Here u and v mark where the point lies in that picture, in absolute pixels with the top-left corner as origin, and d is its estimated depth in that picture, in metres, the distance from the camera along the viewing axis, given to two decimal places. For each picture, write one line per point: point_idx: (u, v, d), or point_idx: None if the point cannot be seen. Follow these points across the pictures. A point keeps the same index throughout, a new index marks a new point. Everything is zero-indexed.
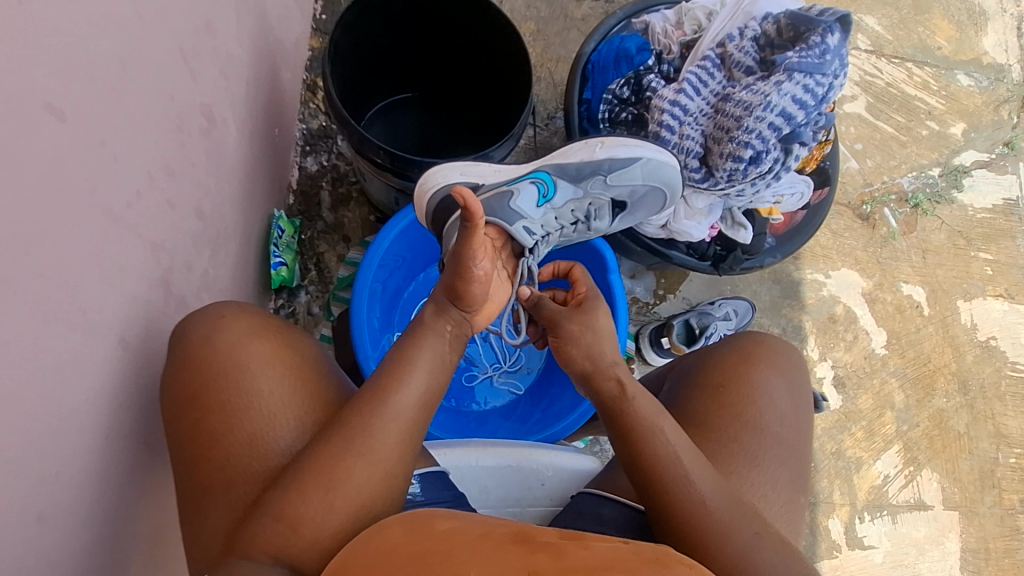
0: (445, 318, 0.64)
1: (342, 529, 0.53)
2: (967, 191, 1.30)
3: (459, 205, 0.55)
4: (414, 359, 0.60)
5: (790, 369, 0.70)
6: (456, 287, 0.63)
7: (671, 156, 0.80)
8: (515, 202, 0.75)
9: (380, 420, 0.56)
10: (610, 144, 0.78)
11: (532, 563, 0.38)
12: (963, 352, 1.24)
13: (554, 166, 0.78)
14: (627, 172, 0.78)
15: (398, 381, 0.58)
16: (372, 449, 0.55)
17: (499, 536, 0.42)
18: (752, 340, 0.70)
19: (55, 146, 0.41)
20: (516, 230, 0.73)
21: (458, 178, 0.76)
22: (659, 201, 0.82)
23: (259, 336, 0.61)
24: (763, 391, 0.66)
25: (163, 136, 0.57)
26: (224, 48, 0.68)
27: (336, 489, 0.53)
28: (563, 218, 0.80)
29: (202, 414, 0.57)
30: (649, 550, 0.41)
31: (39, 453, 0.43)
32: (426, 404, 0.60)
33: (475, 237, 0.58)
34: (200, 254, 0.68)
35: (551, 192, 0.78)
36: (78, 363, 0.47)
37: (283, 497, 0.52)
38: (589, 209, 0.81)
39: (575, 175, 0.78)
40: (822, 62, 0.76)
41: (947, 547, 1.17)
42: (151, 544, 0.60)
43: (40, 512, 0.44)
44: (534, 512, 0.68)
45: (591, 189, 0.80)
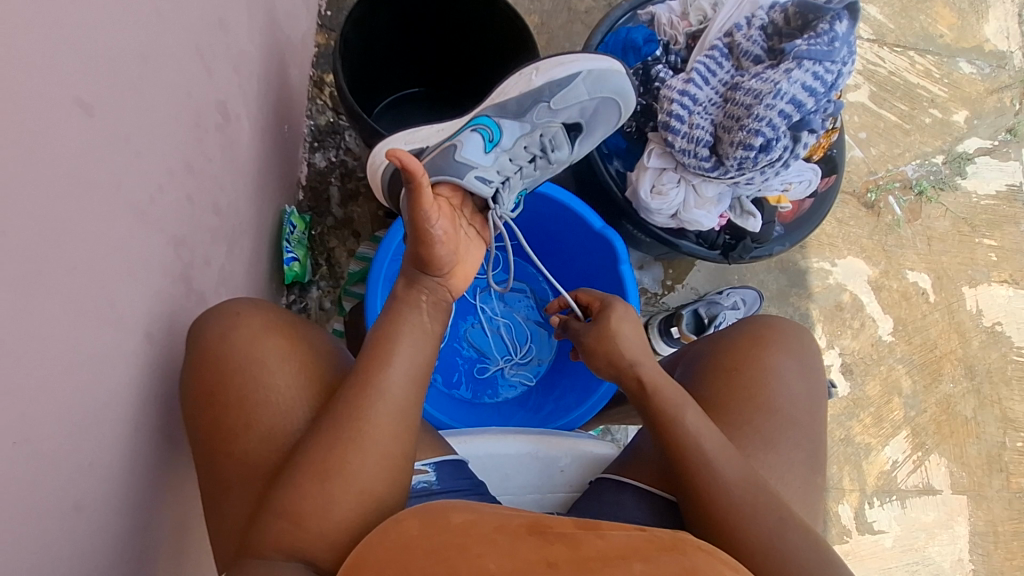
0: (418, 288, 0.64)
1: (347, 519, 0.52)
2: (970, 177, 1.30)
3: (396, 167, 0.54)
4: (395, 335, 0.60)
5: (802, 350, 0.70)
6: (420, 253, 0.62)
7: (614, 62, 0.78)
8: (462, 154, 0.72)
9: (369, 405, 0.55)
10: (545, 67, 0.76)
11: (549, 555, 0.39)
12: (970, 337, 1.25)
13: (492, 107, 0.76)
14: (570, 91, 0.77)
15: (379, 360, 0.58)
16: (365, 437, 0.54)
17: (514, 526, 0.42)
18: (761, 325, 0.71)
19: (82, 141, 0.42)
20: (470, 182, 0.71)
21: (406, 147, 0.77)
22: (613, 113, 0.82)
23: (275, 332, 0.60)
24: (775, 373, 0.67)
25: (181, 131, 0.57)
26: (237, 45, 0.68)
27: (332, 479, 0.52)
28: (519, 157, 0.77)
29: (220, 410, 0.56)
30: (665, 535, 0.41)
31: (73, 445, 0.44)
32: (414, 384, 0.58)
33: (423, 197, 0.57)
34: (217, 249, 0.69)
35: (497, 135, 0.76)
36: (108, 356, 0.48)
37: (287, 493, 0.52)
38: (543, 140, 0.79)
39: (518, 109, 0.77)
40: (831, 49, 0.77)
41: (956, 531, 1.18)
42: (177, 536, 0.61)
43: (76, 503, 0.45)
44: (553, 499, 0.69)
45: (538, 119, 0.78)
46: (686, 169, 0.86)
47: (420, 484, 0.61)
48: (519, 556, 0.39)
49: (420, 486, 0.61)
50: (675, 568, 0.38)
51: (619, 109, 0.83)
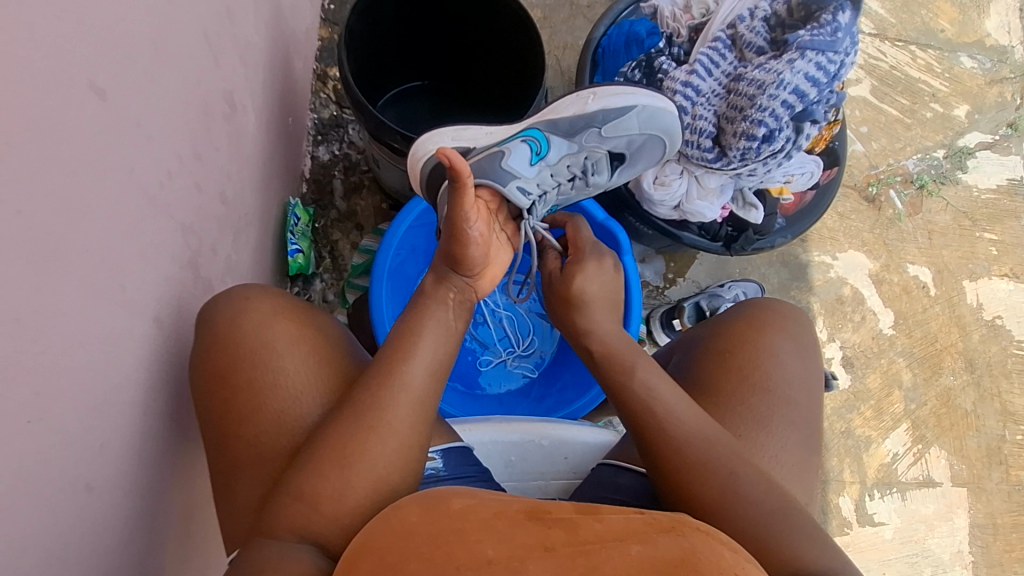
0: (448, 285, 0.64)
1: (361, 505, 0.52)
2: (971, 172, 1.31)
3: (444, 164, 0.56)
4: (420, 328, 0.60)
5: (798, 332, 0.71)
6: (453, 252, 0.63)
7: (667, 101, 0.78)
8: (508, 162, 0.72)
9: (389, 394, 0.56)
10: (603, 94, 0.76)
11: (546, 538, 0.41)
12: (970, 331, 1.26)
13: (546, 122, 0.75)
14: (623, 121, 0.76)
15: (404, 351, 0.58)
16: (384, 425, 0.54)
17: (513, 513, 0.44)
18: (757, 307, 0.72)
19: (95, 124, 0.42)
20: (510, 191, 0.71)
21: (451, 144, 0.76)
22: (658, 149, 0.80)
23: (284, 317, 0.60)
24: (769, 352, 0.68)
25: (191, 120, 0.58)
26: (243, 35, 0.69)
27: (349, 464, 0.53)
28: (559, 175, 0.76)
29: (231, 393, 0.57)
30: (664, 519, 0.43)
31: (87, 426, 0.44)
32: (435, 376, 0.59)
33: (464, 196, 0.58)
34: (223, 238, 0.69)
35: (544, 149, 0.75)
36: (120, 340, 0.48)
37: (302, 477, 0.52)
38: (586, 163, 0.78)
39: (569, 129, 0.76)
40: (834, 40, 0.77)
41: (956, 523, 1.19)
42: (185, 519, 0.61)
43: (88, 484, 0.45)
44: (554, 486, 0.70)
45: (586, 142, 0.77)
46: (689, 160, 0.86)
47: (429, 470, 0.61)
48: (518, 541, 0.40)
49: (428, 473, 0.61)
50: (672, 548, 0.39)
51: (665, 147, 0.82)
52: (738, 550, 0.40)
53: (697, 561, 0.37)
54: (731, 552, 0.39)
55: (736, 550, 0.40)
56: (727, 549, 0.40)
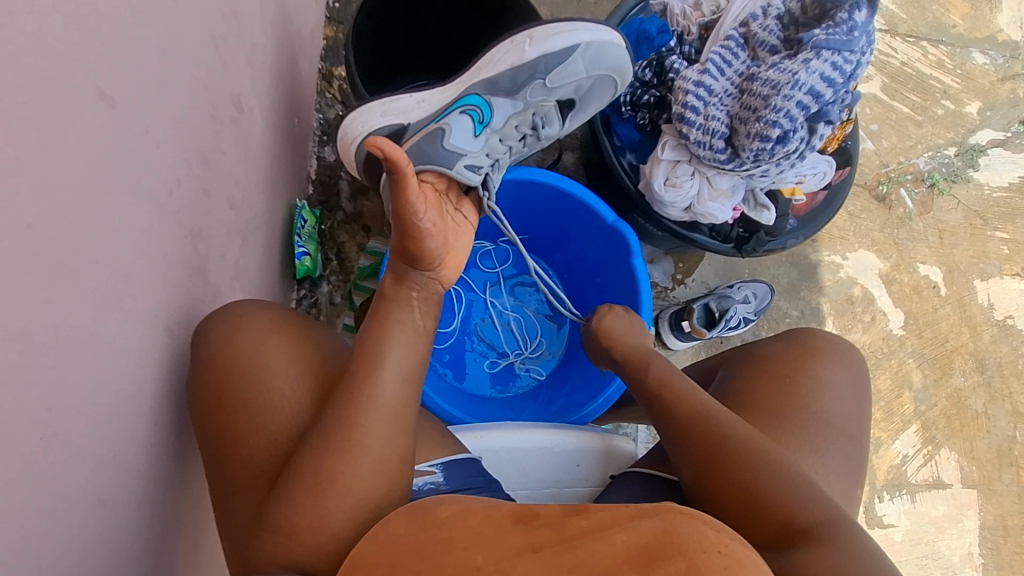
0: (408, 284, 0.64)
1: (342, 530, 0.51)
2: (983, 170, 1.29)
3: (379, 156, 0.55)
4: (383, 337, 0.60)
5: (850, 362, 0.70)
6: (407, 247, 0.63)
7: (614, 33, 0.75)
8: (450, 141, 0.74)
9: (363, 417, 0.55)
10: (540, 36, 0.73)
11: (535, 540, 0.39)
12: (981, 331, 1.25)
13: (482, 84, 0.75)
14: (566, 67, 0.75)
15: (370, 364, 0.57)
16: (363, 447, 0.54)
17: (501, 514, 0.43)
18: (815, 336, 0.71)
19: (105, 133, 0.41)
20: (457, 172, 0.74)
21: (381, 120, 0.76)
22: (609, 90, 0.81)
23: (279, 336, 0.60)
24: (825, 381, 0.67)
25: (198, 124, 0.56)
26: (250, 36, 0.67)
27: (322, 492, 0.52)
28: (508, 137, 0.79)
29: (228, 414, 0.56)
30: (647, 504, 0.40)
31: (98, 441, 0.43)
32: (406, 393, 0.58)
33: (407, 187, 0.58)
34: (231, 243, 0.68)
35: (487, 115, 0.76)
36: (130, 351, 0.47)
37: (282, 507, 0.52)
38: (535, 118, 0.80)
39: (510, 87, 0.75)
40: (850, 39, 0.76)
41: (966, 525, 1.18)
42: (194, 530, 0.60)
43: (99, 498, 0.44)
44: (573, 494, 0.68)
45: (532, 98, 0.77)
46: (701, 161, 0.85)
47: (427, 484, 0.60)
48: (505, 546, 0.39)
49: (428, 487, 0.60)
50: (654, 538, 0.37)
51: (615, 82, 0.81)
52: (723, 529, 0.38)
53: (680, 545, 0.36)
54: (717, 536, 0.37)
55: (720, 529, 0.38)
56: (711, 530, 0.37)
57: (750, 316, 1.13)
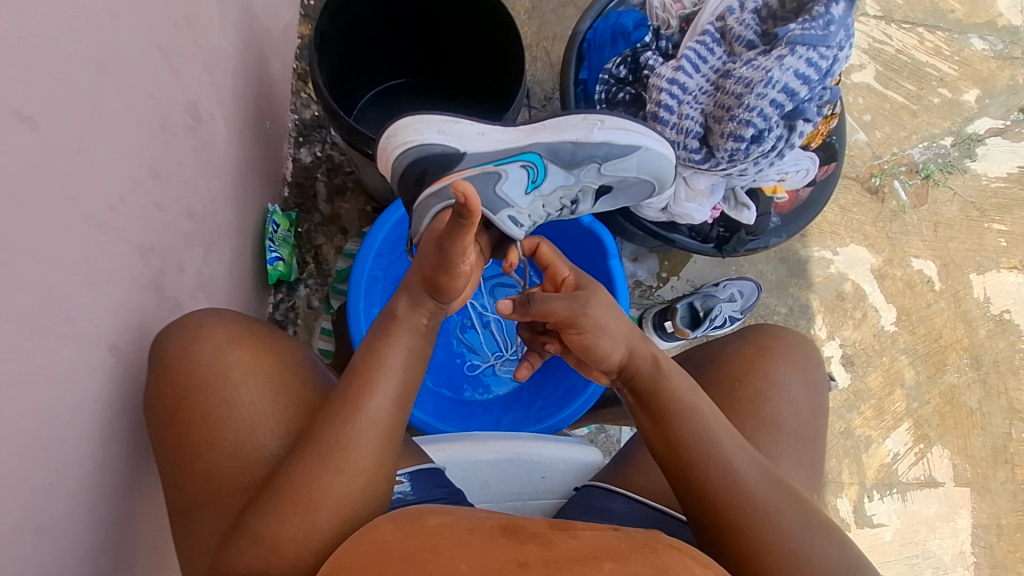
0: (422, 310, 0.61)
1: (325, 543, 0.50)
2: (980, 160, 1.26)
3: (457, 201, 0.49)
4: (386, 362, 0.58)
5: (808, 364, 0.68)
6: (439, 282, 0.59)
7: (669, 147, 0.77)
8: (502, 187, 0.71)
9: (351, 427, 0.54)
10: (610, 127, 0.73)
11: (521, 554, 0.38)
12: (976, 327, 1.22)
13: (545, 145, 0.72)
14: (622, 161, 0.74)
15: (369, 388, 0.56)
16: (340, 457, 0.53)
17: (488, 528, 0.42)
18: (770, 334, 0.69)
19: (28, 156, 0.40)
20: (501, 221, 0.69)
21: (436, 136, 0.72)
22: (644, 191, 0.80)
23: (239, 345, 0.59)
24: (775, 381, 0.66)
25: (145, 137, 0.55)
26: (207, 42, 0.66)
27: (297, 503, 0.51)
28: (549, 205, 0.76)
29: (186, 428, 0.55)
30: (638, 535, 0.42)
31: (34, 467, 0.43)
32: (398, 400, 0.57)
33: (468, 233, 0.53)
34: (192, 254, 0.67)
35: (540, 177, 0.74)
36: (70, 374, 0.47)
37: (262, 519, 0.51)
38: (575, 194, 0.77)
39: (569, 160, 0.73)
40: (827, 34, 0.73)
41: (958, 524, 1.16)
42: (151, 547, 0.60)
43: (38, 525, 0.44)
44: (535, 505, 0.67)
45: (584, 176, 0.75)
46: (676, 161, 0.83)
47: (397, 494, 0.60)
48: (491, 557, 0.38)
49: (395, 497, 0.59)
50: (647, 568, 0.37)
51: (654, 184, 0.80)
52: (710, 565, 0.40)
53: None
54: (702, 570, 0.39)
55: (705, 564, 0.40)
56: (697, 565, 0.39)
57: (735, 314, 1.11)
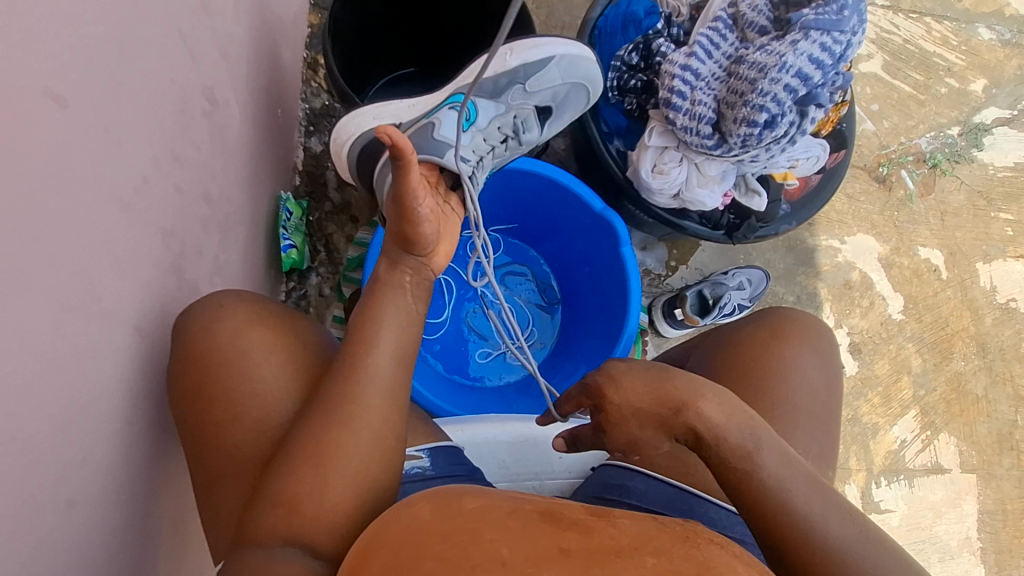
0: (401, 268, 0.62)
1: (343, 501, 0.52)
2: (987, 149, 1.26)
3: (386, 145, 0.52)
4: (378, 317, 0.58)
5: (822, 346, 0.69)
6: (407, 233, 0.60)
7: (585, 48, 0.78)
8: (439, 133, 0.73)
9: (359, 390, 0.55)
10: (520, 49, 0.75)
11: (562, 540, 0.38)
12: (982, 315, 1.22)
13: (467, 85, 0.76)
14: (544, 74, 0.77)
15: (367, 343, 0.57)
16: (356, 419, 0.54)
17: (527, 512, 0.41)
18: (783, 317, 0.70)
19: (58, 134, 0.41)
20: (447, 160, 0.70)
21: (373, 122, 0.75)
22: (583, 100, 0.82)
23: (258, 323, 0.60)
24: (790, 363, 0.66)
25: (166, 120, 0.56)
26: (223, 27, 0.66)
27: (321, 465, 0.52)
28: (491, 137, 0.77)
29: (209, 404, 0.56)
30: (678, 526, 0.41)
31: (65, 442, 0.44)
32: (402, 362, 0.58)
33: (411, 175, 0.56)
34: (209, 239, 0.68)
35: (472, 114, 0.75)
36: (97, 352, 0.47)
37: (282, 481, 0.52)
38: (515, 121, 0.78)
39: (493, 90, 0.76)
40: (840, 19, 0.74)
41: (964, 510, 1.17)
42: (174, 526, 0.61)
43: (70, 498, 0.45)
44: (552, 485, 0.69)
45: (513, 102, 0.78)
46: (688, 147, 0.83)
47: (414, 469, 0.61)
48: (532, 542, 0.38)
49: (413, 472, 0.61)
50: (688, 562, 0.37)
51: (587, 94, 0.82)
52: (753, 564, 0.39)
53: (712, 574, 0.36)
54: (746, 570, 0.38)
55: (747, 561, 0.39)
56: (740, 564, 0.39)
57: (744, 302, 1.11)
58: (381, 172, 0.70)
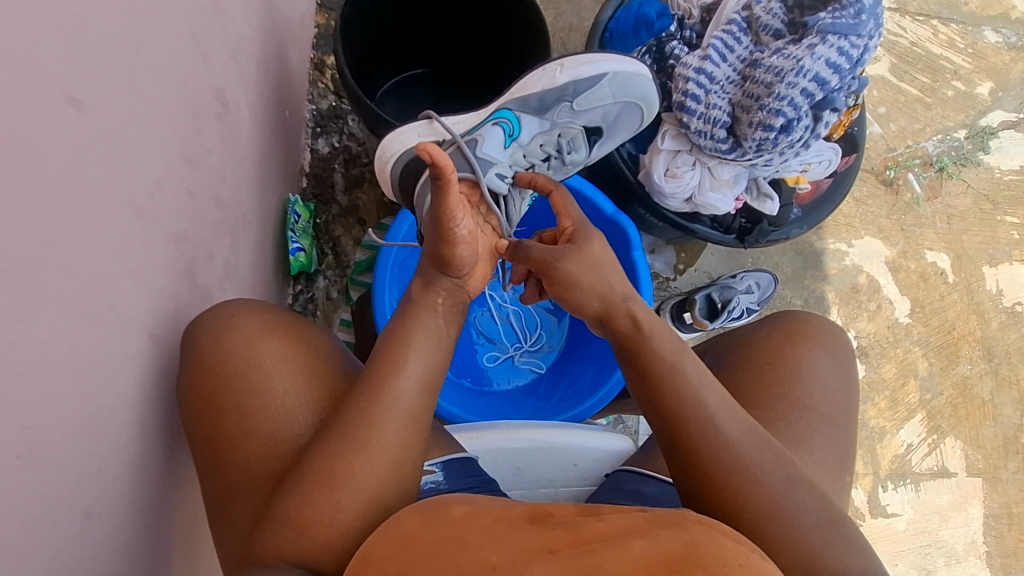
0: (435, 290, 0.61)
1: (352, 525, 0.51)
2: (993, 152, 1.26)
3: (427, 162, 0.52)
4: (408, 339, 0.58)
5: (836, 347, 0.68)
6: (443, 253, 0.60)
7: (641, 65, 0.74)
8: (482, 150, 0.71)
9: (378, 411, 0.54)
10: (571, 64, 0.72)
11: (549, 540, 0.38)
12: (989, 319, 1.22)
13: (514, 100, 0.73)
14: (595, 92, 0.73)
15: (393, 366, 0.56)
16: (372, 442, 0.53)
17: (514, 517, 0.42)
18: (797, 320, 0.69)
19: (75, 139, 0.40)
20: (489, 179, 0.70)
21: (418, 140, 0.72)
22: (635, 118, 0.78)
23: (270, 333, 0.59)
24: (807, 367, 0.66)
25: (179, 123, 0.55)
26: (233, 28, 0.65)
27: (334, 488, 0.51)
28: (533, 155, 0.75)
29: (221, 416, 0.55)
30: (666, 514, 0.40)
31: (80, 453, 0.43)
32: (424, 383, 0.57)
33: (450, 194, 0.55)
34: (220, 243, 0.67)
35: (517, 129, 0.73)
36: (112, 360, 0.46)
37: (291, 501, 0.51)
38: (560, 141, 0.77)
39: (539, 106, 0.74)
40: (858, 23, 0.74)
41: (970, 513, 1.17)
42: (187, 535, 0.60)
43: (85, 511, 0.44)
44: (566, 493, 0.69)
45: (558, 119, 0.75)
46: (702, 151, 0.83)
47: (429, 484, 0.59)
48: (520, 545, 0.38)
49: (428, 487, 0.59)
50: (675, 541, 0.37)
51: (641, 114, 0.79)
52: (741, 541, 0.38)
53: (698, 553, 0.35)
54: (733, 546, 0.37)
55: (739, 541, 0.38)
56: (729, 540, 0.37)
57: (753, 306, 1.11)
58: (421, 188, 0.69)
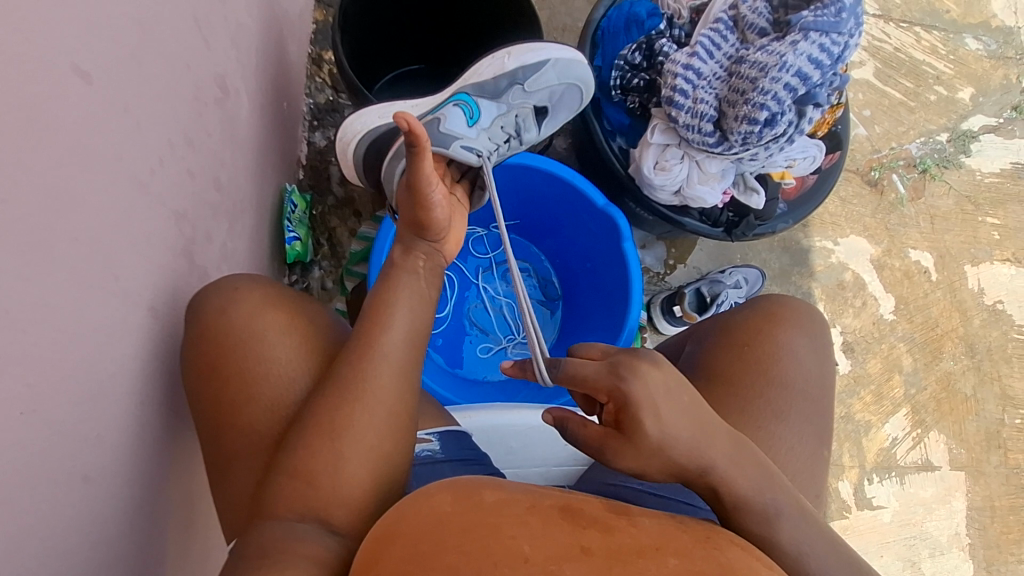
0: (415, 253, 0.64)
1: (361, 479, 0.52)
2: (974, 155, 1.29)
3: (404, 131, 0.55)
4: (392, 300, 0.60)
5: (812, 326, 0.71)
6: (419, 218, 0.63)
7: (578, 51, 0.79)
8: (445, 126, 0.72)
9: (379, 371, 0.55)
10: (519, 52, 0.76)
11: (585, 539, 0.37)
12: (971, 316, 1.25)
13: (469, 87, 0.76)
14: (541, 75, 0.77)
15: (379, 324, 0.58)
16: (374, 402, 0.54)
17: (547, 507, 0.40)
18: (775, 302, 0.72)
19: (82, 110, 0.41)
20: (454, 152, 0.71)
21: (378, 122, 0.77)
22: (577, 99, 0.83)
23: (274, 305, 0.60)
24: (784, 347, 0.68)
25: (181, 105, 0.56)
26: (234, 17, 0.67)
27: (340, 444, 0.53)
28: (496, 137, 0.77)
29: (224, 384, 0.57)
30: (700, 530, 0.42)
31: (82, 415, 0.44)
32: (415, 343, 0.59)
33: (424, 161, 0.59)
34: (219, 225, 0.69)
35: (477, 113, 0.75)
36: (114, 330, 0.48)
37: (298, 461, 0.52)
38: (517, 121, 0.79)
39: (494, 91, 0.77)
40: (838, 21, 0.77)
41: (954, 506, 1.19)
42: (183, 509, 0.62)
43: (85, 473, 0.45)
44: (557, 472, 0.70)
45: (513, 101, 0.78)
46: (690, 145, 0.86)
47: (425, 451, 0.62)
48: (554, 540, 0.37)
49: (424, 454, 0.61)
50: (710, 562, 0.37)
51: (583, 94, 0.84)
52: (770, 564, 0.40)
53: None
54: (764, 571, 0.38)
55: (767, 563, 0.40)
56: (761, 566, 0.38)
57: (740, 300, 1.13)
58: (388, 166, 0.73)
